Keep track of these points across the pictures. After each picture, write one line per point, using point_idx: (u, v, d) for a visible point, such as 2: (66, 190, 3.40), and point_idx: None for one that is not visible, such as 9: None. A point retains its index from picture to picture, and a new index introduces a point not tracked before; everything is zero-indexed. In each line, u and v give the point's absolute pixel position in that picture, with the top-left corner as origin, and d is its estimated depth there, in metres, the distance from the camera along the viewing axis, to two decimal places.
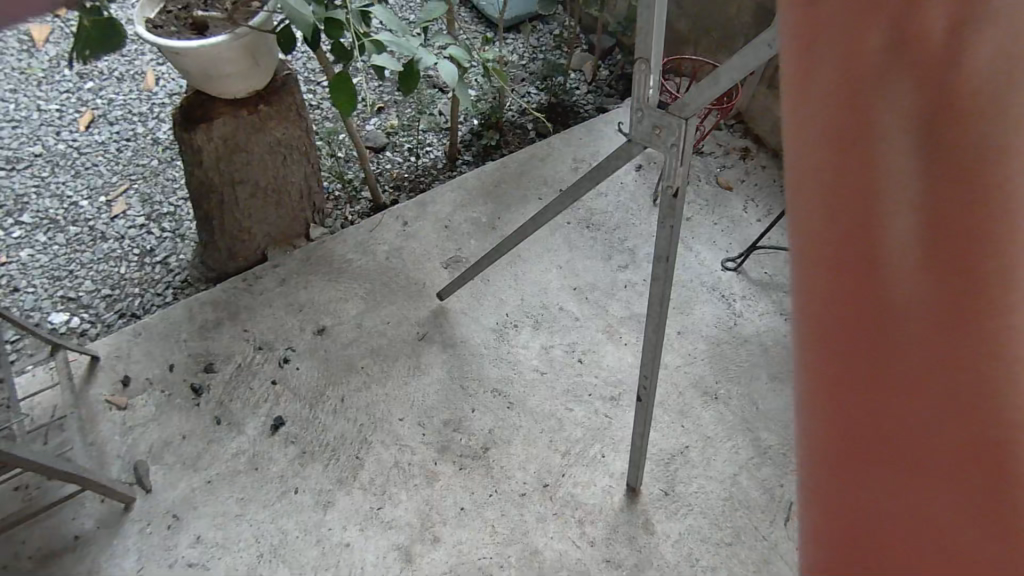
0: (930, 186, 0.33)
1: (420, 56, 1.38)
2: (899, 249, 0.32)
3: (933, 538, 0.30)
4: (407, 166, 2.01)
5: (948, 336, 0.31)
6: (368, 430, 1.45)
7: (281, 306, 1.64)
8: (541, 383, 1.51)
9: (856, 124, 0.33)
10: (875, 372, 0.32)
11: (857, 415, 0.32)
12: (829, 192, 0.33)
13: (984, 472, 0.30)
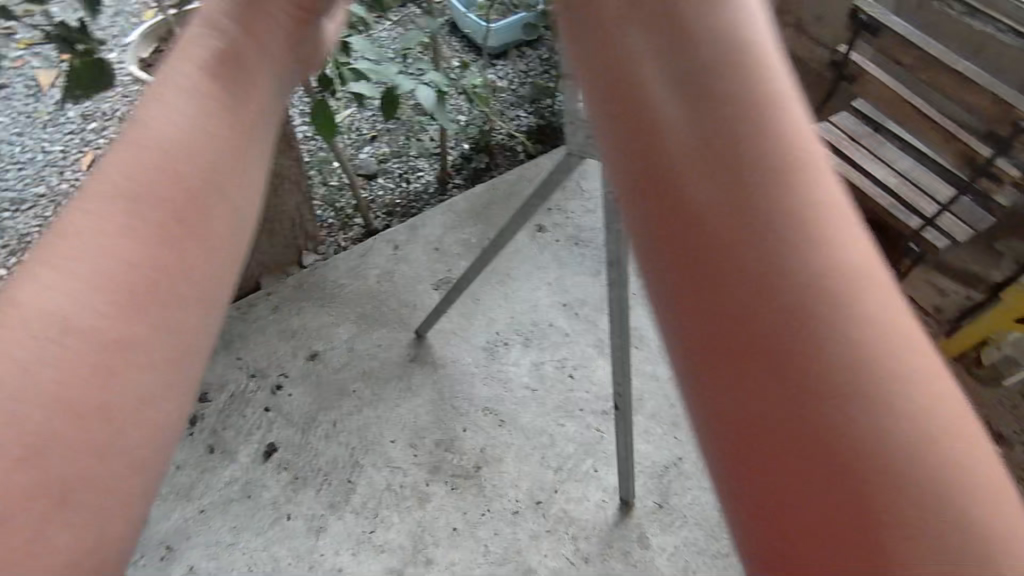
0: (718, 175, 0.37)
1: (399, 83, 1.41)
2: (693, 157, 0.37)
3: (830, 495, 0.32)
4: (399, 193, 2.02)
5: (760, 304, 0.34)
6: (359, 453, 1.45)
7: (274, 333, 1.65)
8: (532, 401, 1.50)
9: (658, 160, 0.38)
10: (730, 374, 0.34)
11: (716, 349, 0.35)
12: (660, 229, 0.38)
13: (831, 417, 0.32)
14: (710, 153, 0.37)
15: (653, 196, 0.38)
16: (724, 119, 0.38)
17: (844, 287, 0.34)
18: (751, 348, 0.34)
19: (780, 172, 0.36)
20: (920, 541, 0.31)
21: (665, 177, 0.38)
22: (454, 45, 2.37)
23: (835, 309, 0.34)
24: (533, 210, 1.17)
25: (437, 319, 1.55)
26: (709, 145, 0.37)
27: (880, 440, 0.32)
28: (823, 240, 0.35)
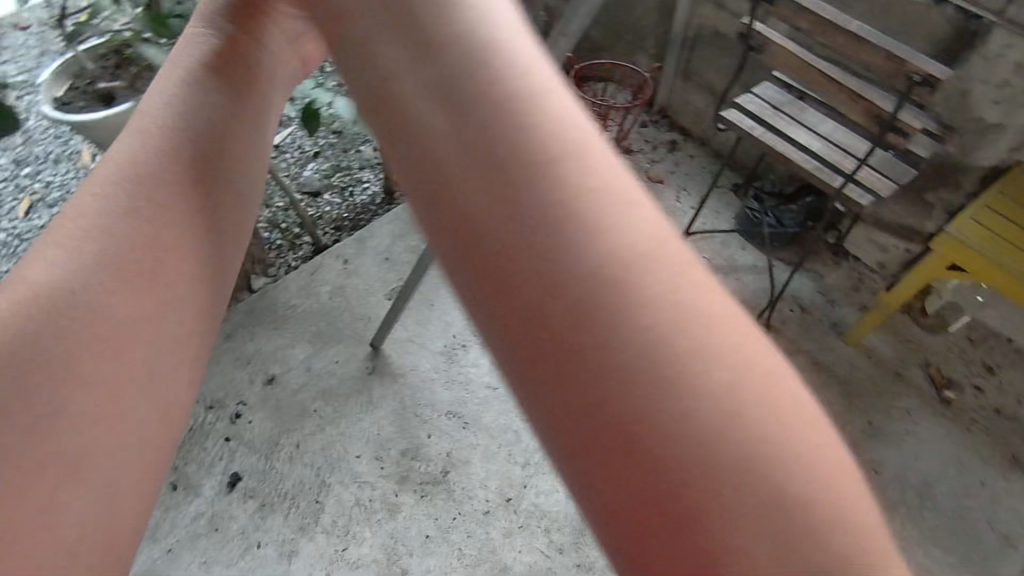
0: (470, 143, 0.31)
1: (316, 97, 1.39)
2: (446, 127, 0.31)
3: (662, 499, 0.26)
4: (346, 206, 1.98)
5: (542, 286, 0.28)
6: (325, 472, 1.44)
7: (229, 361, 1.61)
8: (494, 400, 1.51)
9: (415, 138, 0.32)
10: (535, 379, 0.29)
11: (515, 350, 0.29)
12: (434, 220, 0.32)
13: (636, 406, 0.27)
14: (442, 67, 0.32)
15: (420, 183, 0.32)
16: (467, 73, 0.32)
17: (614, 217, 0.29)
18: (522, 312, 0.29)
19: (511, 69, 0.32)
20: (774, 529, 0.26)
21: (422, 158, 0.32)
22: None
23: (606, 250, 0.28)
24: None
25: (390, 329, 1.54)
26: (435, 58, 0.32)
27: (671, 398, 0.27)
28: (597, 196, 0.29)
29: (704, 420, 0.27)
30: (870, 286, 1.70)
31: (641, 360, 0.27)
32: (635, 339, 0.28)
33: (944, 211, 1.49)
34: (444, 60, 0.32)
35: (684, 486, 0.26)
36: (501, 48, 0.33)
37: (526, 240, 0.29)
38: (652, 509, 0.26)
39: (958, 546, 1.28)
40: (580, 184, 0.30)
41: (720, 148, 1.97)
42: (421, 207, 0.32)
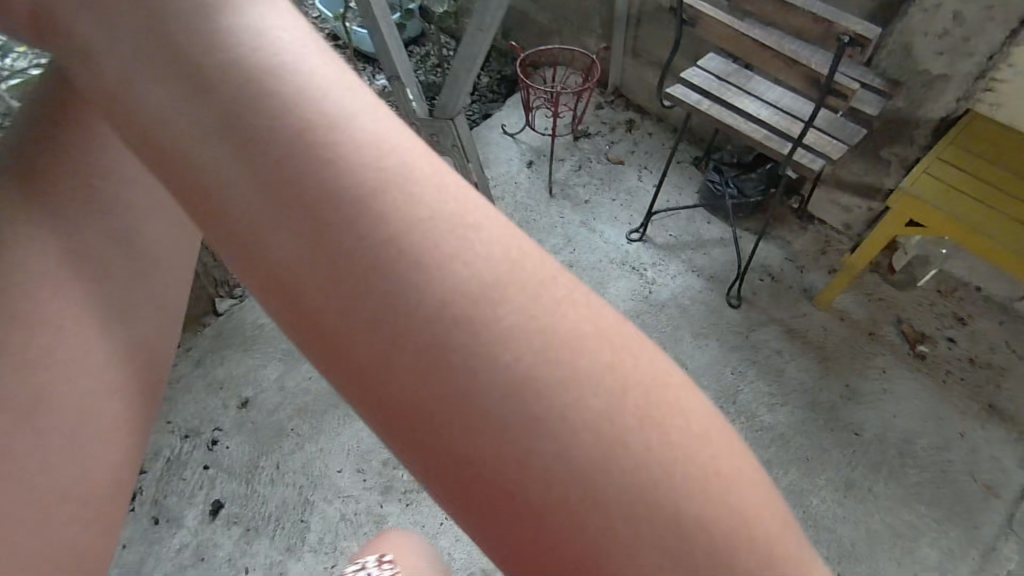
0: (277, 200, 0.33)
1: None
2: (253, 190, 0.33)
3: (539, 505, 0.30)
4: None
5: (382, 329, 0.32)
6: (308, 490, 1.42)
7: (200, 389, 1.58)
8: None
9: (214, 207, 0.34)
10: (402, 419, 0.32)
11: (376, 394, 0.32)
12: (257, 281, 0.34)
13: (494, 422, 0.30)
14: (213, 110, 0.34)
15: (234, 249, 0.34)
16: (264, 132, 0.34)
17: (445, 254, 0.33)
18: (367, 356, 0.32)
19: (287, 106, 0.35)
20: (655, 510, 0.30)
21: (232, 225, 0.34)
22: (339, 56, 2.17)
23: (443, 284, 0.32)
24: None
25: None
26: (224, 117, 0.34)
27: (525, 413, 0.30)
28: (421, 235, 0.33)
29: (533, 415, 0.30)
30: (837, 248, 1.70)
31: (496, 380, 0.31)
32: (456, 353, 0.31)
33: (900, 167, 1.50)
34: (224, 109, 0.34)
35: (560, 486, 0.30)
36: (275, 85, 0.35)
37: (328, 270, 0.33)
38: (502, 492, 0.30)
39: (943, 499, 1.29)
40: (393, 225, 0.33)
41: (677, 123, 1.96)
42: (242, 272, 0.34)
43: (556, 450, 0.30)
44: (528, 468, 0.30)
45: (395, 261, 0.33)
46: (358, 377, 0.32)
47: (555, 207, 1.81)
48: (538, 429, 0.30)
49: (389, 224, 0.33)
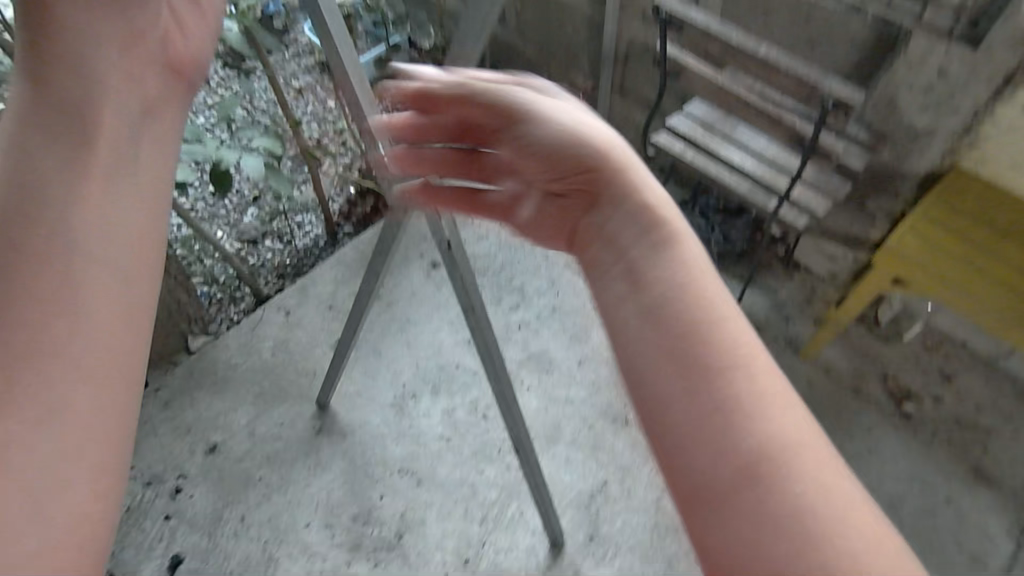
0: (661, 254, 0.55)
1: (220, 156, 1.07)
2: (612, 225, 0.59)
3: (732, 476, 0.44)
4: (288, 252, 1.89)
5: (699, 339, 0.50)
6: (272, 546, 1.35)
7: (167, 432, 1.50)
8: (448, 451, 1.43)
9: (582, 233, 0.63)
10: (683, 384, 0.48)
11: (664, 363, 0.50)
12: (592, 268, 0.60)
13: (735, 411, 0.46)
14: (600, 186, 0.60)
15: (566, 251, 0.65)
16: (605, 215, 0.60)
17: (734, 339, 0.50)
18: (679, 347, 0.49)
19: (626, 197, 0.60)
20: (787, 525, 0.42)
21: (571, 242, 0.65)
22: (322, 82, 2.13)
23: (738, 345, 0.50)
24: (392, 237, 1.12)
25: (337, 382, 1.46)
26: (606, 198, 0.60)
27: (751, 424, 0.46)
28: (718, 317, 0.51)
29: (768, 460, 0.44)
30: (824, 298, 1.67)
31: (729, 401, 0.46)
32: (744, 404, 0.46)
33: (889, 219, 1.47)
34: (601, 189, 0.60)
35: (745, 470, 0.44)
36: (646, 195, 0.59)
37: (665, 303, 0.52)
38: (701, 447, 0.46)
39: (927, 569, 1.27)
40: (708, 304, 0.52)
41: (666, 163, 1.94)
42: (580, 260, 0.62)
43: (763, 437, 0.45)
44: (728, 461, 0.44)
45: (725, 332, 0.50)
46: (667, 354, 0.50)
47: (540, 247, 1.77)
48: (753, 417, 0.46)
49: (700, 301, 0.52)
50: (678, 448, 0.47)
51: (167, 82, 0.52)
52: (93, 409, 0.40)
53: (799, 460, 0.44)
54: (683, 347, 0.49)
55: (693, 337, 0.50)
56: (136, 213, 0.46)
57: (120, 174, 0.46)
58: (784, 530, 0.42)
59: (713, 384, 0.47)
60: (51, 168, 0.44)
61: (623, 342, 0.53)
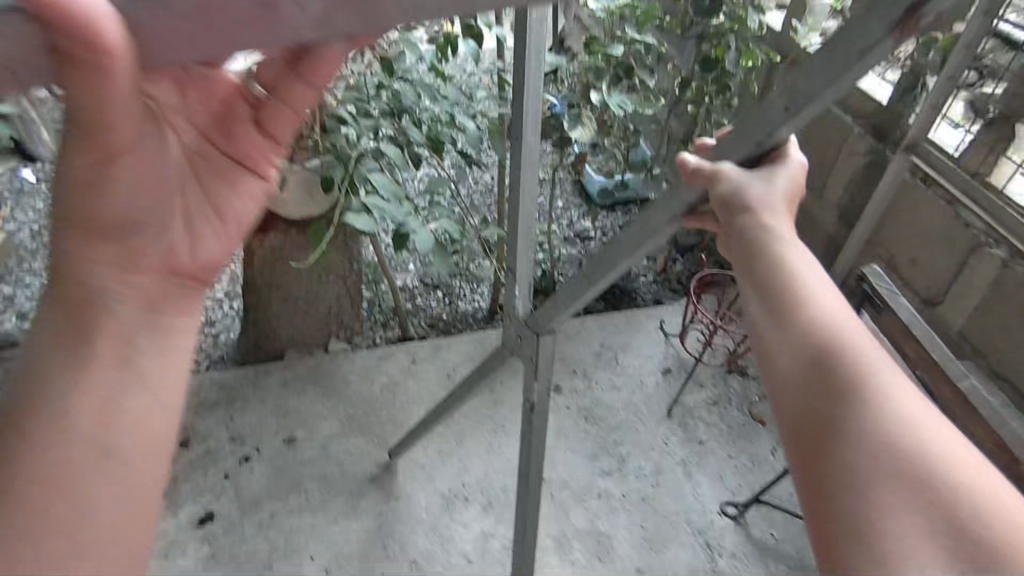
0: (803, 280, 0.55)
1: (404, 222, 1.20)
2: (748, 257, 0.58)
3: (865, 480, 0.43)
4: (447, 309, 2.08)
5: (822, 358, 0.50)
6: (277, 556, 1.37)
7: (270, 408, 1.68)
8: (462, 572, 1.35)
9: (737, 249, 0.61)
10: (811, 399, 0.49)
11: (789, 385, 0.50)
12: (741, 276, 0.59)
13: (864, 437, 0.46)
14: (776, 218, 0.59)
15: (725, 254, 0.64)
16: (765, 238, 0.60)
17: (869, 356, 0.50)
18: (804, 367, 0.50)
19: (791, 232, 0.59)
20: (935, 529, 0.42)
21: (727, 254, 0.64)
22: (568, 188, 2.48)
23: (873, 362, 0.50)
24: (495, 363, 1.17)
25: (411, 447, 1.47)
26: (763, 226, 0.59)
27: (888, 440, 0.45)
28: (858, 339, 0.51)
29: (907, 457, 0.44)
30: None
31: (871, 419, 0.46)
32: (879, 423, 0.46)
33: None
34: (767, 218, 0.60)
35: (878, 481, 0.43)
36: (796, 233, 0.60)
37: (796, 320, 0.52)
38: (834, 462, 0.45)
39: None
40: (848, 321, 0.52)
41: None
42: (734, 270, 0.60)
43: (887, 422, 0.46)
44: (876, 464, 0.44)
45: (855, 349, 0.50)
46: (793, 366, 0.51)
47: (663, 427, 1.64)
48: (871, 407, 0.47)
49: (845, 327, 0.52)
50: (824, 459, 0.45)
51: (173, 283, 0.50)
52: (109, 564, 0.42)
53: (921, 444, 0.45)
54: (817, 358, 0.50)
55: (834, 350, 0.50)
56: (143, 403, 0.46)
57: (123, 382, 0.45)
58: (914, 511, 0.42)
59: (849, 398, 0.47)
60: (51, 372, 0.43)
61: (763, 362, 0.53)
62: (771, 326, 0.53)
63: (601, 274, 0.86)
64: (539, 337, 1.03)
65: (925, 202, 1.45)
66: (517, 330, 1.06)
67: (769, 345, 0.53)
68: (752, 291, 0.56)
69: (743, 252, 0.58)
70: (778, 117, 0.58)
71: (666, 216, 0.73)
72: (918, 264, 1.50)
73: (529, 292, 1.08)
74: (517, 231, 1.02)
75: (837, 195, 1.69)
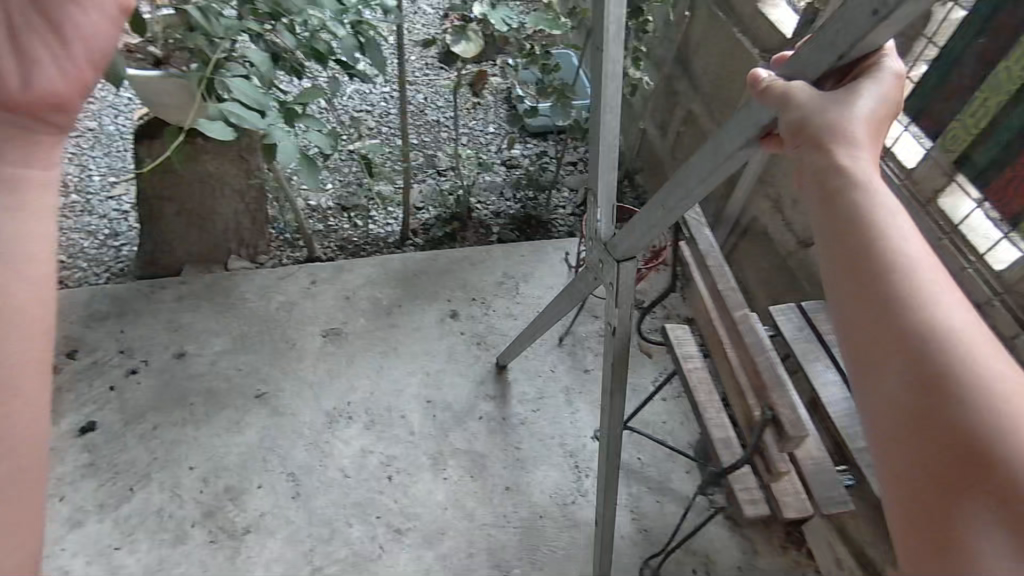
0: (895, 239, 0.47)
1: (269, 133, 1.22)
2: (834, 207, 0.50)
3: (964, 493, 0.39)
4: (359, 232, 2.05)
5: (916, 340, 0.43)
6: (156, 465, 1.41)
7: (161, 322, 1.66)
8: (337, 486, 1.41)
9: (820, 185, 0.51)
10: (903, 390, 0.42)
11: (878, 368, 0.44)
12: (824, 225, 0.50)
13: (963, 438, 0.40)
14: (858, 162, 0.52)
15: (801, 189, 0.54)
16: (851, 182, 0.50)
17: (969, 335, 0.43)
18: (899, 349, 0.43)
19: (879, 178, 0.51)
20: None
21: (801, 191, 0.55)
22: (500, 112, 2.43)
23: (974, 343, 0.43)
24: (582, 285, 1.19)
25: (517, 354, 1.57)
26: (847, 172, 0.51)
27: (994, 443, 0.39)
28: (956, 316, 0.44)
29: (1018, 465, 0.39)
30: None
31: (974, 417, 0.40)
32: (983, 422, 0.40)
33: None
34: (849, 163, 0.52)
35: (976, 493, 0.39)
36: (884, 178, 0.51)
37: (886, 291, 0.45)
38: (927, 469, 0.40)
39: None
40: (942, 291, 0.45)
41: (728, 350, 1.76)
42: (816, 218, 0.51)
43: (1012, 424, 0.40)
44: (980, 475, 0.39)
45: (953, 329, 0.43)
46: (884, 346, 0.44)
47: (553, 355, 1.70)
48: (985, 409, 0.40)
49: (940, 300, 0.45)
50: (914, 460, 0.41)
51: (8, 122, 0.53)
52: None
53: None
54: (911, 338, 0.43)
55: (934, 332, 0.43)
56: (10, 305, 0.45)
57: None
58: None
59: (953, 390, 0.41)
60: None
61: (848, 336, 0.46)
62: (869, 315, 0.45)
63: (681, 197, 0.85)
64: (618, 263, 1.04)
65: None
66: (599, 255, 1.08)
67: (860, 317, 0.45)
68: (837, 268, 0.48)
69: (829, 215, 0.50)
70: (861, 22, 0.55)
71: (741, 140, 0.71)
72: (799, 207, 1.44)
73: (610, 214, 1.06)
74: (598, 146, 1.01)
75: None
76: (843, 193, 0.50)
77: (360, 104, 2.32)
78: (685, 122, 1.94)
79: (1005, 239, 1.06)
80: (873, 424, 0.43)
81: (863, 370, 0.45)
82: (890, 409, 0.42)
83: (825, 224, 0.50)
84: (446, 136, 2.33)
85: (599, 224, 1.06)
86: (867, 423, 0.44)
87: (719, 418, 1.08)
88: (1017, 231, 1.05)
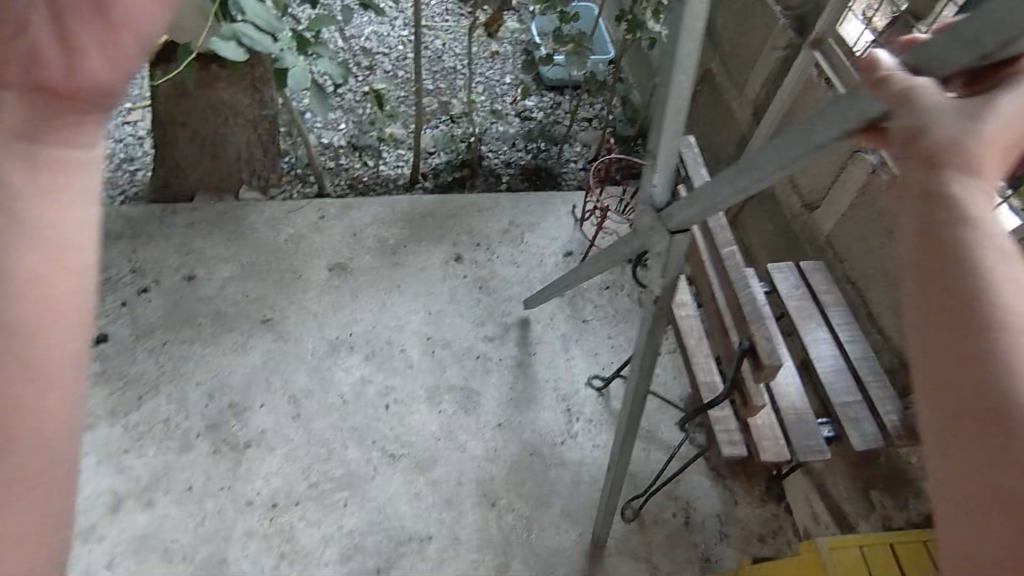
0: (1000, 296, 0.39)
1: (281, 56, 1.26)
2: (933, 246, 0.41)
3: None
4: (369, 172, 2.06)
5: (1008, 420, 0.36)
6: (164, 379, 1.47)
7: (173, 246, 1.69)
8: (336, 411, 1.47)
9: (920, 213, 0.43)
10: (988, 478, 0.36)
11: (956, 449, 0.38)
12: (918, 265, 0.42)
13: None
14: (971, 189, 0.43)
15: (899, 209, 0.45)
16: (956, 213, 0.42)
17: None
18: (986, 430, 0.37)
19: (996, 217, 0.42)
20: None
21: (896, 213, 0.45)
22: (518, 62, 2.41)
23: None
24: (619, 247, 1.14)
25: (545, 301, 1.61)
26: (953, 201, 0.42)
27: None
28: None
29: None
30: (778, 545, 1.43)
31: None
32: None
33: (879, 519, 1.26)
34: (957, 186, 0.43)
35: None
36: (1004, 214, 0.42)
37: (981, 358, 0.38)
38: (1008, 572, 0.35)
39: None
40: None
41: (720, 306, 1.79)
42: (909, 253, 0.43)
43: None
44: None
45: None
46: (970, 422, 0.37)
47: (553, 304, 1.73)
48: None
49: None
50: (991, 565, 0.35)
51: None
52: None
53: None
54: (1007, 423, 0.36)
55: None
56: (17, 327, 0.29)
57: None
58: None
59: None
60: None
61: (930, 402, 0.39)
62: (958, 371, 0.38)
63: (752, 179, 0.70)
64: (671, 234, 0.90)
65: (823, 99, 1.43)
66: (649, 222, 0.94)
67: (948, 390, 0.38)
68: (934, 337, 0.40)
69: (930, 257, 0.41)
70: None
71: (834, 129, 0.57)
72: (807, 170, 1.45)
73: (670, 178, 0.92)
74: (661, 107, 0.86)
75: (756, 92, 1.67)
76: (950, 228, 0.41)
77: (376, 46, 2.31)
78: (702, 80, 1.92)
79: (1005, 204, 1.07)
80: (945, 511, 0.38)
81: (940, 446, 0.39)
82: (969, 497, 0.37)
83: (921, 267, 0.41)
84: (462, 83, 2.32)
85: (654, 188, 0.92)
86: (939, 507, 0.38)
87: (704, 362, 1.12)
88: (1017, 195, 1.06)
